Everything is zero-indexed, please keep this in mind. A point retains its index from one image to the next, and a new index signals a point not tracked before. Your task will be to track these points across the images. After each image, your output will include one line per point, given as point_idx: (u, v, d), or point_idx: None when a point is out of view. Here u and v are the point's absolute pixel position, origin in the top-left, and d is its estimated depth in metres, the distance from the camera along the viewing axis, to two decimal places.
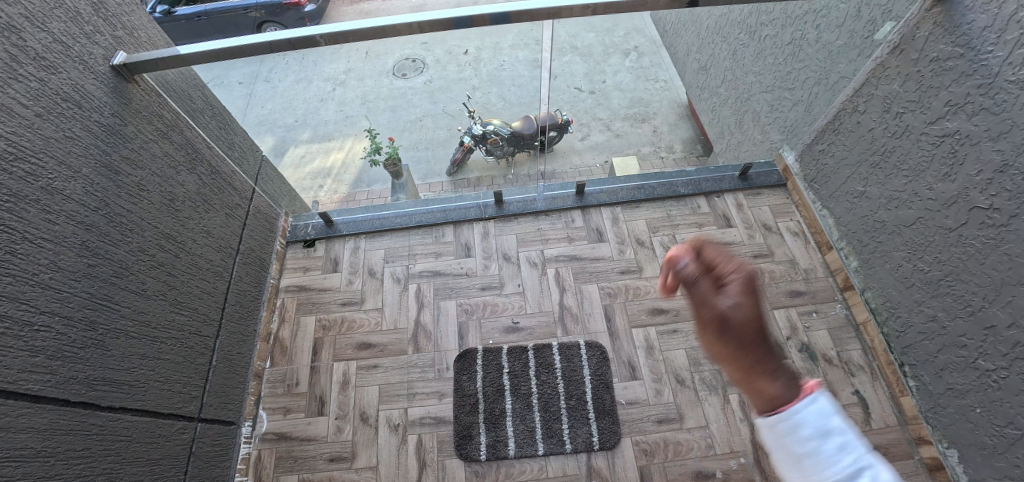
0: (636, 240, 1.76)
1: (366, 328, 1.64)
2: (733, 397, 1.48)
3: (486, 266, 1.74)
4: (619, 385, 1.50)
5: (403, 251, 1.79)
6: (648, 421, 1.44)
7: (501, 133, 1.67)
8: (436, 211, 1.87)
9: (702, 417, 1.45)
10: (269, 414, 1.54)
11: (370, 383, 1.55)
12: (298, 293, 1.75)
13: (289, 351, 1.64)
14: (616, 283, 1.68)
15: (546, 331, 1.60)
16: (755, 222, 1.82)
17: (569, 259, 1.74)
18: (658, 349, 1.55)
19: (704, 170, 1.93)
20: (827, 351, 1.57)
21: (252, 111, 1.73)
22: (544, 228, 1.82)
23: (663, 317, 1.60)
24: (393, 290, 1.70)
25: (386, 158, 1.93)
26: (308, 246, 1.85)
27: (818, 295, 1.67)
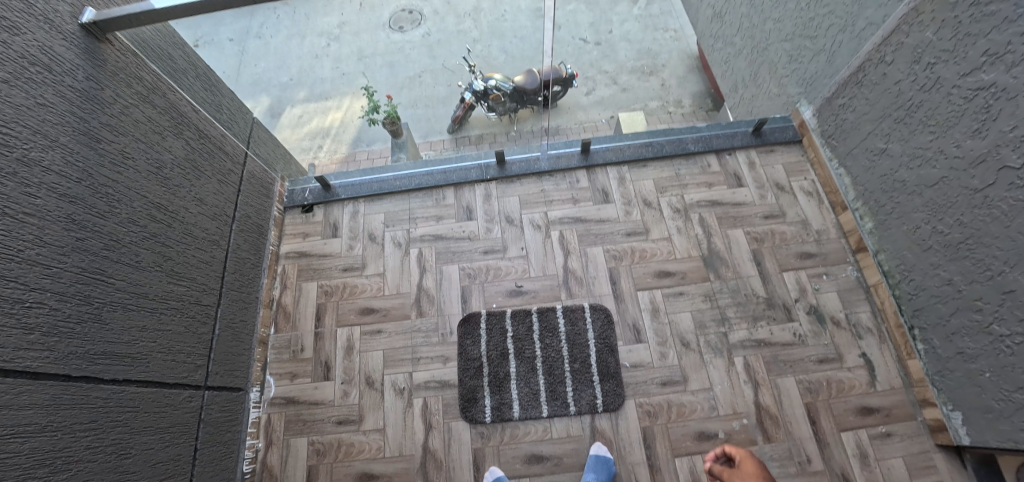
0: (643, 201, 1.70)
1: (369, 294, 1.63)
2: (738, 360, 1.47)
3: (488, 230, 1.69)
4: (623, 349, 1.49)
5: (403, 214, 1.74)
6: (653, 384, 1.44)
7: (503, 88, 1.76)
8: (435, 173, 1.79)
9: (707, 379, 1.45)
10: (276, 379, 1.56)
11: (374, 348, 1.55)
12: (299, 260, 1.73)
13: (293, 317, 1.64)
14: (621, 246, 1.63)
15: (550, 294, 1.58)
16: (767, 181, 1.75)
17: (574, 221, 1.68)
18: (663, 312, 1.53)
19: (716, 126, 1.84)
20: (836, 314, 1.55)
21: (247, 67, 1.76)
22: (548, 189, 1.73)
23: (669, 280, 1.57)
24: (395, 255, 1.67)
25: (385, 116, 1.91)
26: (306, 211, 1.82)
27: (830, 257, 1.63)
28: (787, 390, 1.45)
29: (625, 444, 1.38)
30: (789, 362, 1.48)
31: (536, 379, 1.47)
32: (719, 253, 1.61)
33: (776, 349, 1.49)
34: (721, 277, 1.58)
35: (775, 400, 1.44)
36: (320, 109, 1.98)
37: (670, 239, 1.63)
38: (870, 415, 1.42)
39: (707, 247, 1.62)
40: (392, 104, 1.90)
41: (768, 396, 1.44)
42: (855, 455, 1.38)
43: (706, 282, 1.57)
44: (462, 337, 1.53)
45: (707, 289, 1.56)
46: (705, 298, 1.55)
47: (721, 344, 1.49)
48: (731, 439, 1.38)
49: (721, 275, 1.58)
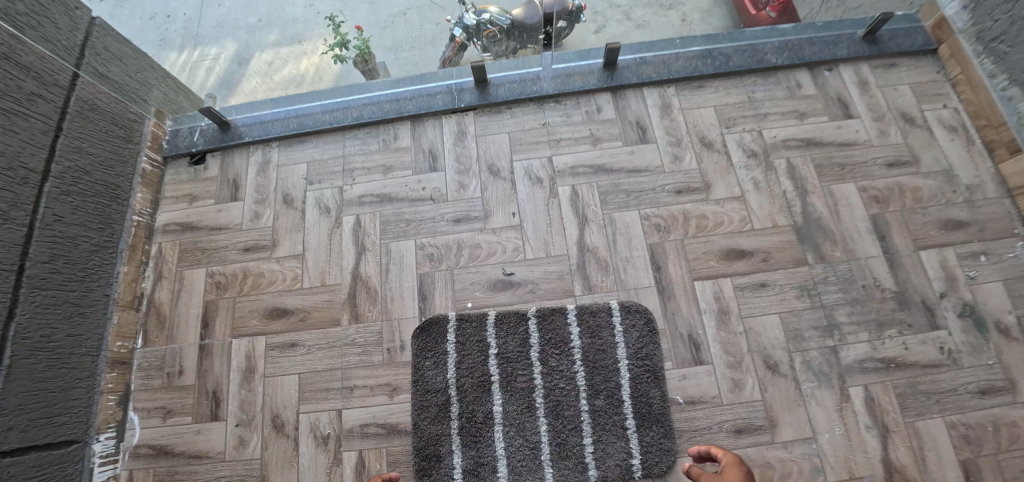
0: (700, 140, 1.09)
1: (279, 287, 1.06)
2: (856, 392, 0.93)
3: (461, 186, 1.08)
4: (674, 375, 0.91)
5: (335, 164, 1.15)
6: (724, 433, 0.89)
7: (499, 24, 1.09)
8: (380, 101, 1.17)
9: (807, 424, 0.90)
10: (143, 418, 1.04)
11: (285, 372, 1.00)
12: (181, 235, 1.17)
13: (169, 322, 1.10)
14: (667, 210, 1.02)
15: (556, 287, 0.98)
16: (887, 111, 1.15)
17: (596, 172, 1.06)
18: (736, 315, 0.95)
19: (810, 27, 1.19)
20: (1004, 317, 0.98)
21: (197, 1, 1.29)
22: (553, 122, 1.12)
23: (745, 264, 0.98)
24: (319, 227, 1.10)
25: (354, 53, 1.17)
26: (194, 163, 1.24)
27: (990, 226, 1.05)
28: (934, 440, 0.91)
29: None
30: (934, 394, 0.94)
31: (536, 426, 0.89)
32: (820, 221, 1.03)
33: (915, 374, 0.95)
34: (825, 259, 1.00)
35: (914, 456, 0.90)
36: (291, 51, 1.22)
37: (745, 198, 1.04)
38: None
39: (801, 211, 1.03)
40: (364, 38, 1.16)
41: (904, 450, 0.90)
42: None
43: (802, 267, 0.99)
44: (419, 354, 0.96)
45: (803, 278, 0.98)
46: (801, 292, 0.97)
47: (830, 366, 0.94)
48: None
49: (825, 255, 1.00)
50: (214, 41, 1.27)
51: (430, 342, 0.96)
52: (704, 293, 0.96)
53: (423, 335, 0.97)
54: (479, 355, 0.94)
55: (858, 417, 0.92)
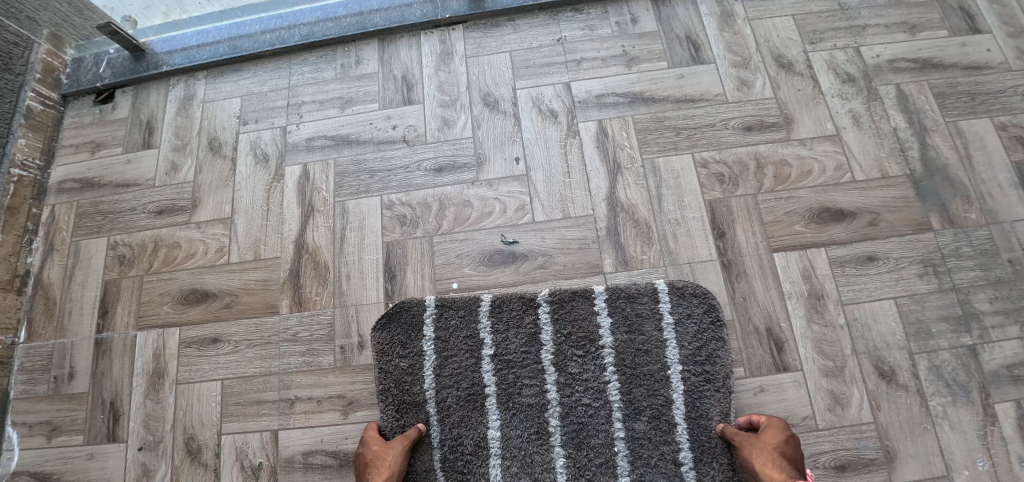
0: (774, 60, 0.79)
1: (202, 262, 0.79)
2: (1010, 412, 0.63)
3: (444, 123, 0.79)
4: (747, 386, 0.64)
5: (278, 97, 0.86)
6: (822, 471, 0.61)
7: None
8: (339, 14, 0.88)
9: (945, 458, 0.62)
10: (22, 435, 0.77)
11: (204, 377, 0.73)
12: (81, 195, 0.89)
13: (61, 310, 0.82)
14: (732, 154, 0.74)
15: (578, 262, 0.70)
16: None
17: (633, 101, 0.77)
18: (834, 300, 0.67)
19: None
20: None
21: None
22: (571, 38, 0.82)
23: (845, 230, 0.70)
24: (254, 181, 0.81)
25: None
26: (101, 102, 0.95)
27: None
28: None
29: None
30: None
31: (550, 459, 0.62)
32: (945, 170, 0.74)
33: None
34: (955, 222, 0.71)
35: None
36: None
37: (840, 137, 0.75)
38: None
39: (919, 156, 0.74)
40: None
41: None
42: None
43: (924, 234, 0.70)
44: (385, 353, 0.68)
45: (926, 249, 0.70)
46: (924, 269, 0.69)
47: (969, 374, 0.65)
48: None
49: (955, 218, 0.71)
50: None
51: (400, 337, 0.68)
52: (788, 270, 0.68)
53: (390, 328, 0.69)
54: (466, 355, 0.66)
55: (1009, 447, 0.62)
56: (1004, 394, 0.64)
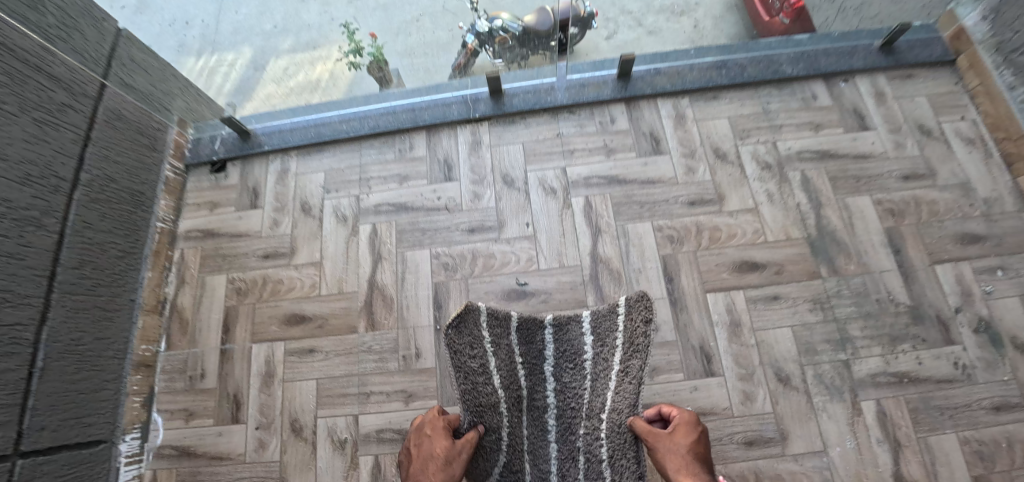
0: (713, 151, 1.10)
1: (298, 293, 1.09)
2: (868, 406, 0.92)
3: (476, 196, 1.10)
4: (686, 387, 0.93)
5: (352, 173, 1.17)
6: (735, 445, 0.90)
7: (511, 31, 1.10)
8: (397, 110, 1.20)
9: (821, 438, 0.91)
10: (167, 419, 1.07)
11: (304, 377, 1.03)
12: (203, 242, 1.20)
13: (192, 327, 1.12)
14: (680, 221, 1.04)
15: (570, 298, 1.00)
16: (904, 122, 1.14)
17: (610, 182, 1.08)
18: (748, 328, 0.97)
19: (823, 37, 1.20)
20: (1018, 333, 0.98)
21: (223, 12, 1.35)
22: (567, 133, 1.13)
23: (758, 277, 0.99)
24: (337, 235, 1.12)
25: (370, 62, 1.22)
26: (216, 172, 1.26)
27: (1005, 241, 1.05)
28: (945, 454, 0.92)
29: None
30: (948, 408, 0.94)
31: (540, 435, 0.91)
32: (833, 234, 1.03)
33: (928, 389, 0.94)
34: (838, 272, 1.00)
35: (926, 471, 0.91)
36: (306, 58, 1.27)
37: (758, 210, 1.05)
38: None
39: (815, 223, 1.04)
40: (379, 46, 1.22)
41: (917, 465, 0.91)
42: None
43: (815, 280, 1.00)
44: (455, 353, 0.91)
45: (816, 291, 0.99)
46: (814, 305, 0.98)
47: (842, 380, 0.94)
48: None
49: (839, 269, 1.01)
50: (231, 48, 1.32)
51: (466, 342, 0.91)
52: (717, 306, 0.98)
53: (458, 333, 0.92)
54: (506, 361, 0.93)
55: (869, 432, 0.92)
56: (865, 394, 0.93)
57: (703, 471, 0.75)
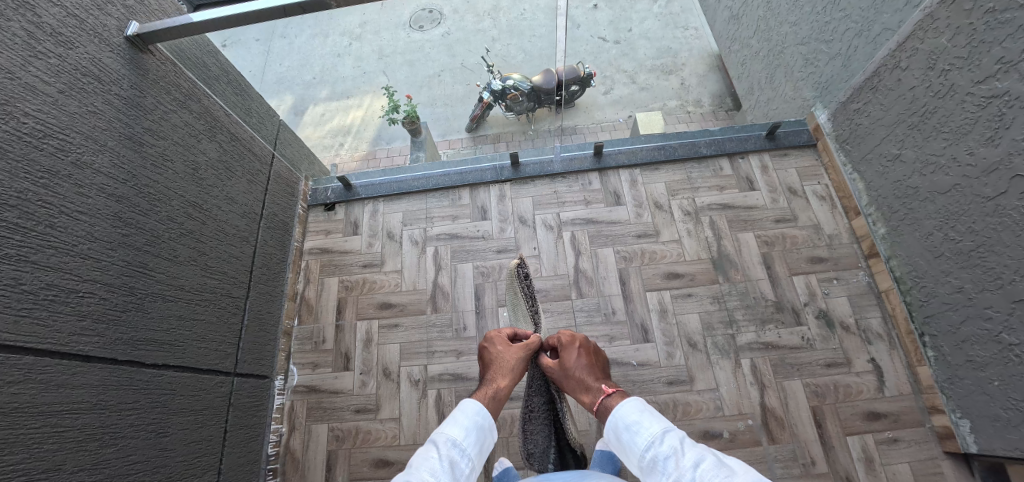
0: (654, 205, 1.79)
1: (387, 289, 1.75)
2: (744, 361, 1.53)
3: (502, 230, 1.80)
4: (631, 347, 1.57)
5: (420, 214, 1.87)
6: (660, 382, 1.52)
7: (521, 88, 2.01)
8: (451, 173, 1.92)
9: (712, 380, 1.51)
10: (300, 368, 1.67)
11: (391, 341, 1.67)
12: (321, 256, 1.84)
13: (315, 309, 1.75)
14: (631, 248, 1.73)
15: (561, 293, 1.67)
16: (779, 185, 1.77)
17: (585, 222, 1.78)
18: (671, 313, 1.62)
19: (729, 131, 1.89)
20: (845, 319, 1.55)
21: (270, 70, 1.91)
22: (561, 190, 1.85)
23: (678, 282, 1.65)
24: (412, 253, 1.80)
25: (403, 116, 2.09)
26: (329, 210, 1.92)
27: (841, 261, 1.63)
28: (793, 393, 1.47)
29: None
30: (796, 364, 1.51)
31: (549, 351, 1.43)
32: (725, 257, 1.68)
33: (783, 352, 1.53)
34: (727, 280, 1.64)
35: (780, 402, 1.47)
36: (341, 106, 2.20)
37: (680, 242, 1.72)
38: (878, 420, 1.42)
39: (716, 250, 1.69)
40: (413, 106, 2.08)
41: (774, 397, 1.47)
42: (861, 459, 1.39)
43: (713, 285, 1.64)
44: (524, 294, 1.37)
45: (715, 291, 1.63)
46: (713, 299, 1.62)
47: (727, 345, 1.55)
48: (735, 439, 1.43)
49: (730, 277, 1.65)
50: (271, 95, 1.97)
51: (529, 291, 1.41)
52: (652, 299, 1.64)
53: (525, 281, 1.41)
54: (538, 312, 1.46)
55: (743, 377, 1.51)
56: (740, 354, 1.53)
57: (590, 379, 1.12)
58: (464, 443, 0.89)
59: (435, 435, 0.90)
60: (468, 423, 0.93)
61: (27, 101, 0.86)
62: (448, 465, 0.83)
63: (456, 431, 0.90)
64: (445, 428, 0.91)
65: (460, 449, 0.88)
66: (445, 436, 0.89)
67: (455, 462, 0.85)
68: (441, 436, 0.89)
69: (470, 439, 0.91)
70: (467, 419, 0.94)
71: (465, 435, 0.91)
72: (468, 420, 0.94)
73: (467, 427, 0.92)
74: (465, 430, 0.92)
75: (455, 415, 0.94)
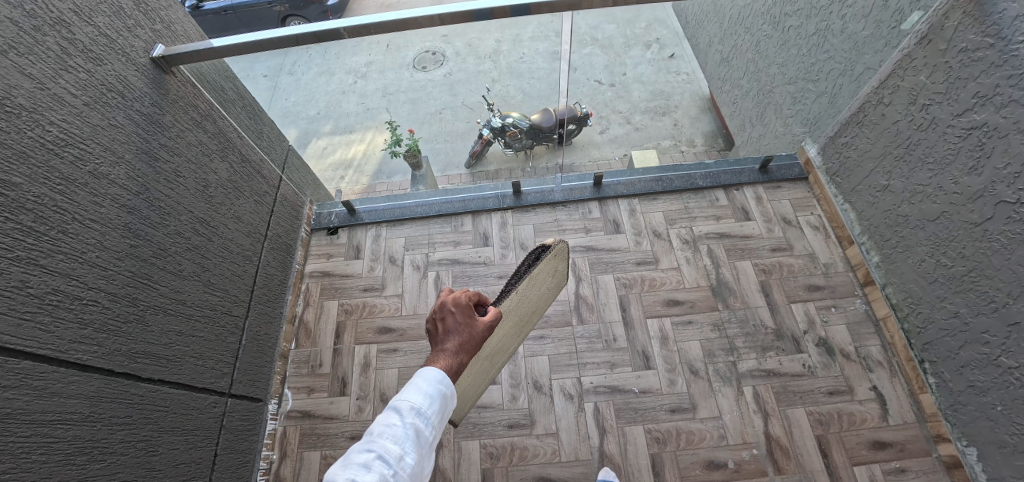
0: (653, 233, 1.84)
1: (388, 313, 1.77)
2: (747, 389, 1.52)
3: (503, 256, 1.87)
4: (633, 374, 1.56)
5: (423, 239, 1.93)
6: (662, 409, 1.50)
7: (520, 126, 1.69)
8: (453, 200, 1.98)
9: (715, 408, 1.49)
10: (294, 393, 1.63)
11: (389, 366, 1.67)
12: (322, 279, 1.86)
13: (313, 333, 1.75)
14: (631, 274, 1.75)
15: (561, 319, 1.67)
16: (774, 215, 1.83)
17: (585, 249, 1.83)
18: (672, 340, 1.62)
19: (723, 163, 1.97)
20: (845, 347, 1.55)
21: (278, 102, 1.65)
22: (561, 218, 1.93)
23: (679, 309, 1.67)
24: (413, 278, 1.84)
25: (407, 150, 1.80)
26: (331, 234, 1.97)
27: (838, 289, 1.66)
28: (797, 421, 1.46)
29: (634, 470, 1.42)
30: (798, 393, 1.50)
31: (519, 318, 1.06)
32: (724, 284, 1.70)
33: (785, 380, 1.52)
34: (727, 308, 1.66)
35: (785, 430, 1.45)
36: (342, 140, 1.79)
37: (680, 269, 1.75)
38: (884, 449, 1.40)
39: (715, 277, 1.72)
40: (417, 139, 1.78)
41: (779, 426, 1.45)
42: None
43: (713, 311, 1.65)
44: (535, 274, 0.99)
45: (715, 318, 1.64)
46: (714, 325, 1.63)
47: (729, 372, 1.55)
48: (741, 469, 1.40)
49: (730, 304, 1.66)
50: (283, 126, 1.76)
51: (539, 274, 1.03)
52: (652, 326, 1.64)
53: (544, 266, 1.02)
54: (536, 291, 1.09)
55: (745, 404, 1.50)
56: (743, 381, 1.53)
57: None
58: (429, 410, 0.71)
59: (395, 401, 0.70)
60: (433, 388, 0.72)
61: (53, 110, 0.89)
62: (410, 437, 0.67)
63: (420, 397, 0.71)
64: (406, 392, 0.71)
65: (426, 417, 0.70)
66: (406, 403, 0.70)
67: (420, 433, 0.69)
68: (402, 403, 0.70)
69: (436, 405, 0.72)
70: (433, 385, 0.72)
71: (431, 402, 0.71)
72: (432, 385, 0.72)
73: (431, 393, 0.72)
74: (430, 395, 0.71)
75: (417, 377, 0.72)
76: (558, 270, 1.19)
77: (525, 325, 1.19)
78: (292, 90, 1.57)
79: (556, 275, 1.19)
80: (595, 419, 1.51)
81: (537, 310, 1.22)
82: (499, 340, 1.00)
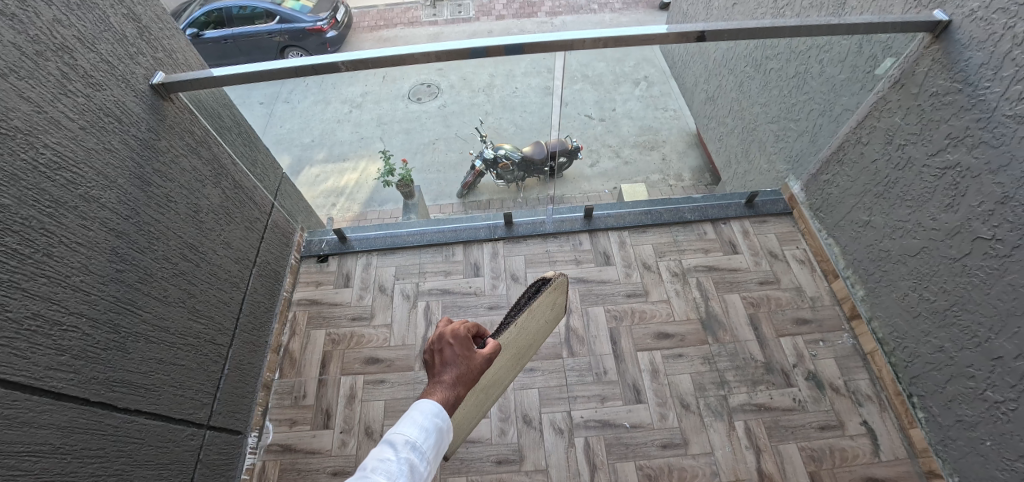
0: (643, 265, 1.86)
1: (375, 343, 1.74)
2: (738, 424, 1.50)
3: (494, 286, 1.87)
4: (624, 408, 1.54)
5: (413, 268, 1.93)
6: (653, 445, 1.48)
7: (512, 158, 1.70)
8: (444, 229, 2.00)
9: (707, 443, 1.47)
10: (276, 425, 1.58)
11: (376, 398, 1.63)
12: (309, 307, 1.84)
13: (298, 363, 1.71)
14: (621, 307, 1.76)
15: (552, 351, 1.66)
16: (761, 249, 1.87)
17: (577, 281, 1.84)
18: (663, 373, 1.61)
19: (711, 198, 2.02)
20: (834, 380, 1.56)
21: (271, 130, 1.64)
22: (552, 250, 1.96)
23: (670, 341, 1.67)
24: (403, 307, 1.83)
25: (398, 180, 1.82)
26: (321, 261, 1.96)
27: (825, 323, 1.67)
28: (789, 457, 1.44)
29: None
30: (790, 428, 1.49)
31: (515, 352, 1.03)
32: (713, 317, 1.71)
33: (776, 414, 1.51)
34: (718, 341, 1.66)
35: (778, 467, 1.42)
36: (336, 168, 1.83)
37: (670, 302, 1.76)
38: None
39: (705, 310, 1.73)
40: (410, 169, 1.80)
41: (771, 462, 1.43)
42: None
43: (704, 344, 1.66)
44: (535, 306, 0.98)
45: (705, 352, 1.64)
46: (705, 358, 1.63)
47: (721, 407, 1.53)
48: None
49: (720, 337, 1.67)
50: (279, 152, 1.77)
51: (538, 307, 1.02)
52: (643, 358, 1.64)
53: (545, 297, 1.02)
54: (535, 323, 1.07)
55: (737, 439, 1.48)
56: (735, 416, 1.51)
57: None
58: (424, 445, 0.69)
59: (390, 434, 0.69)
60: (428, 421, 0.70)
61: (49, 133, 0.89)
62: (404, 473, 0.65)
63: (415, 431, 0.69)
64: (401, 426, 0.69)
65: (420, 452, 0.69)
66: (400, 437, 0.68)
67: (414, 468, 0.67)
68: (396, 437, 0.68)
69: (432, 439, 0.70)
70: (429, 418, 0.71)
71: (426, 436, 0.70)
72: (428, 418, 0.71)
73: (426, 426, 0.70)
74: (425, 429, 0.70)
75: (412, 410, 0.71)
76: (557, 301, 1.17)
77: (523, 355, 1.16)
78: (287, 119, 1.57)
79: (554, 307, 1.18)
80: (585, 455, 1.47)
81: (535, 341, 1.21)
82: (495, 373, 0.98)
